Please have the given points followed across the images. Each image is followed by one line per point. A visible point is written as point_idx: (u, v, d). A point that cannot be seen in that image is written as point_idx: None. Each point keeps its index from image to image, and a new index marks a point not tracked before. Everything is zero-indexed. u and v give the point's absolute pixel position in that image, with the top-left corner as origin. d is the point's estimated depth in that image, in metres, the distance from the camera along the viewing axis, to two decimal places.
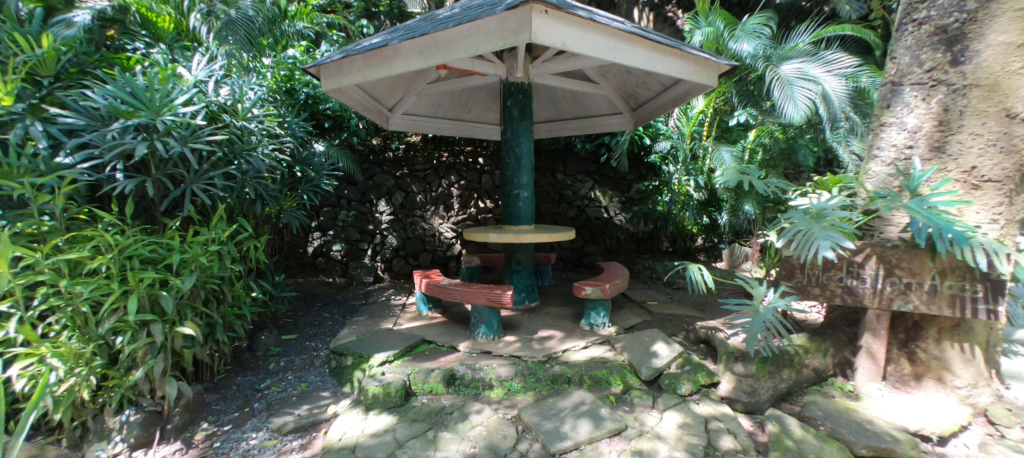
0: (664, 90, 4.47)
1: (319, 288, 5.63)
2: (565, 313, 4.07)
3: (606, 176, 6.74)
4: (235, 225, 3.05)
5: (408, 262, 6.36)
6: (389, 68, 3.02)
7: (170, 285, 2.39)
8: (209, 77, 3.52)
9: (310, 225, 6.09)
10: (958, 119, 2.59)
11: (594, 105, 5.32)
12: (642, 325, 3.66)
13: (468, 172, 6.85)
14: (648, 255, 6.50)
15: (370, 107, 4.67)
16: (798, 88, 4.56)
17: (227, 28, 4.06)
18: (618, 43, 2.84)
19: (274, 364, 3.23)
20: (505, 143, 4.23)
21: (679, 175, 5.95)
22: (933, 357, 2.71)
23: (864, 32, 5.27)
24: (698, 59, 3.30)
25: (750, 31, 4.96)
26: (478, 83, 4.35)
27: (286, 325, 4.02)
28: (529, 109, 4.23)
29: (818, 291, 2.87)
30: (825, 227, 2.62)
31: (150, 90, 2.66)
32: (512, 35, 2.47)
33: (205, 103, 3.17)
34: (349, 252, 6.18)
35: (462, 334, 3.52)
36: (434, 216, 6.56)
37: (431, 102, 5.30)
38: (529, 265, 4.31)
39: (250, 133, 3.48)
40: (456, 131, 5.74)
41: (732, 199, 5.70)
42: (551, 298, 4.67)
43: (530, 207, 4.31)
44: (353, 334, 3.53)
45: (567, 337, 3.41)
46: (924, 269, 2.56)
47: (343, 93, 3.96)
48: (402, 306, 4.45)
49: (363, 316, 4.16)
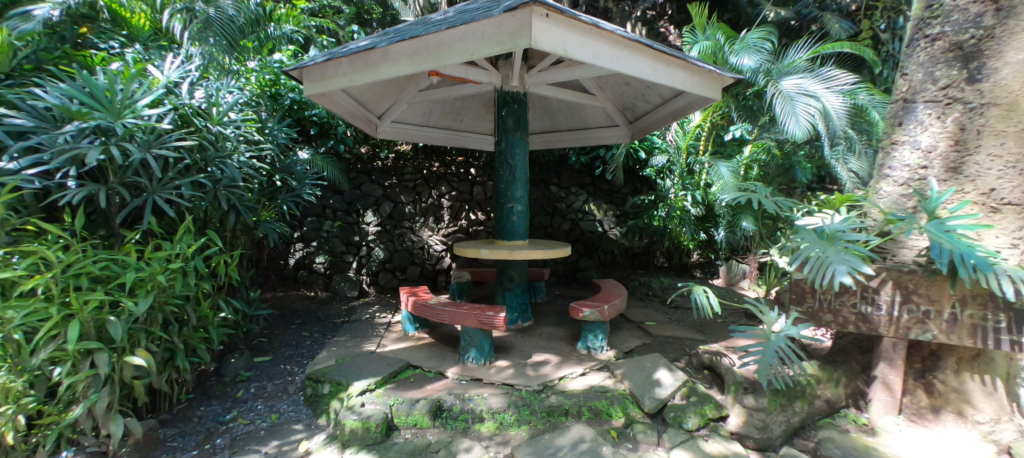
0: (663, 103, 4.33)
1: (299, 303, 5.30)
2: (560, 335, 3.86)
3: (600, 189, 6.64)
4: (203, 239, 2.81)
5: (395, 275, 6.07)
6: (377, 72, 2.82)
7: (121, 308, 2.16)
8: (182, 79, 3.36)
9: (292, 236, 5.83)
10: (976, 139, 2.47)
11: (590, 117, 5.17)
12: (642, 348, 3.47)
13: (460, 183, 6.67)
14: (643, 270, 6.34)
15: (358, 114, 4.47)
16: (799, 103, 4.47)
17: (207, 28, 3.82)
18: (621, 52, 2.68)
19: (243, 392, 2.96)
20: (500, 155, 4.04)
21: (676, 189, 5.86)
22: (952, 389, 2.56)
23: (864, 51, 5.19)
24: (702, 72, 3.17)
25: (750, 46, 4.89)
26: (470, 92, 4.17)
27: (261, 345, 3.74)
28: (525, 119, 4.06)
29: (830, 318, 2.70)
30: (840, 251, 2.45)
31: (110, 90, 2.44)
32: (511, 39, 2.30)
33: (175, 106, 2.96)
34: (333, 265, 5.90)
35: (451, 358, 3.29)
36: (423, 228, 6.32)
37: (422, 111, 5.11)
38: (522, 283, 4.11)
39: (224, 138, 3.25)
40: (447, 141, 5.57)
41: (730, 215, 5.54)
42: (544, 317, 4.45)
43: (525, 221, 4.11)
44: (332, 358, 3.27)
45: (563, 362, 3.20)
46: (943, 297, 2.41)
47: (329, 98, 3.73)
48: (386, 325, 4.20)
49: (344, 336, 3.90)
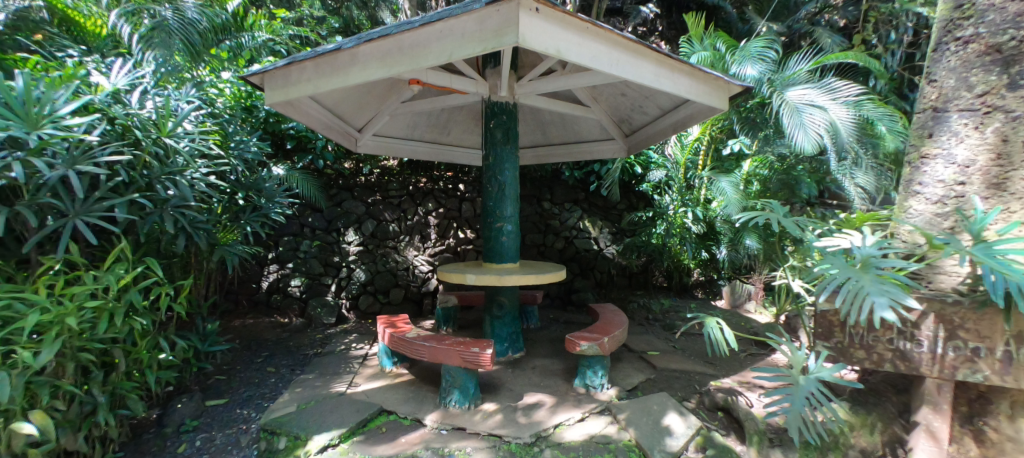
0: (662, 115, 4.04)
1: (269, 331, 4.85)
2: (554, 368, 3.49)
3: (595, 205, 6.39)
4: (138, 269, 2.45)
5: (377, 299, 5.64)
6: (344, 77, 2.49)
7: (15, 359, 1.83)
8: (132, 87, 3.09)
9: (267, 257, 5.44)
10: (1021, 152, 2.18)
11: (584, 130, 4.88)
12: (647, 385, 3.11)
13: (447, 199, 6.33)
14: (641, 291, 5.99)
15: (335, 126, 4.13)
16: (807, 115, 4.21)
17: (165, 32, 3.54)
18: (622, 55, 2.38)
19: (186, 447, 2.56)
20: (488, 170, 3.71)
21: (676, 205, 5.46)
22: (1007, 438, 2.18)
23: (870, 62, 4.96)
24: (708, 79, 2.87)
25: (752, 55, 4.67)
26: (455, 103, 3.87)
27: (216, 385, 3.33)
28: (515, 132, 3.75)
29: (863, 356, 2.34)
30: (876, 279, 2.11)
31: (28, 99, 2.13)
32: (494, 37, 1.99)
33: (113, 116, 2.64)
34: (309, 289, 5.48)
35: (430, 401, 2.90)
36: (408, 247, 5.94)
37: (406, 123, 4.79)
38: (513, 310, 3.75)
39: (174, 152, 2.91)
40: (433, 156, 5.25)
41: (732, 232, 5.28)
42: (536, 346, 4.07)
43: (515, 242, 3.76)
44: (294, 403, 2.91)
45: (558, 404, 2.81)
46: (995, 332, 2.05)
47: (299, 108, 3.39)
48: (362, 358, 3.79)
49: (312, 374, 3.49)
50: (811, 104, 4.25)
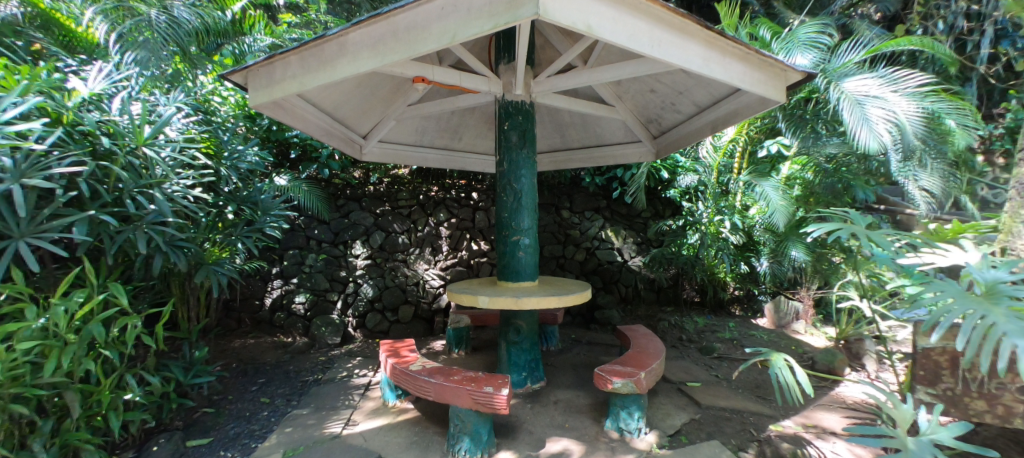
0: (697, 114, 3.57)
1: (269, 353, 4.52)
2: (580, 403, 3.04)
3: (617, 213, 5.95)
4: (100, 297, 2.13)
5: (385, 317, 5.25)
6: (333, 71, 2.11)
7: None
8: (109, 92, 2.80)
9: (270, 272, 5.20)
10: None
11: (608, 133, 4.45)
12: (692, 429, 2.63)
13: (460, 209, 5.96)
14: (671, 308, 5.46)
15: (336, 132, 3.80)
16: (871, 108, 3.67)
17: (149, 31, 3.28)
18: (665, 34, 1.95)
19: None
20: (502, 177, 3.30)
21: (710, 213, 4.91)
22: None
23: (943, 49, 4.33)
24: (763, 66, 2.42)
25: (802, 42, 4.18)
26: (465, 104, 3.50)
27: (202, 421, 2.99)
28: (532, 134, 3.35)
29: (983, 408, 1.86)
30: (1013, 315, 1.59)
31: None
32: (507, 10, 1.60)
33: (78, 122, 2.34)
34: (314, 306, 5.15)
35: (436, 448, 2.48)
36: (418, 260, 5.57)
37: (414, 128, 4.43)
38: (532, 335, 3.31)
39: (153, 162, 2.61)
40: (444, 164, 4.89)
41: (774, 242, 4.76)
42: (559, 374, 3.62)
43: (533, 258, 3.34)
44: (280, 449, 2.53)
45: (588, 454, 2.37)
46: None
47: (293, 113, 3.03)
48: (363, 389, 3.40)
49: (306, 409, 3.10)
50: (874, 97, 3.70)
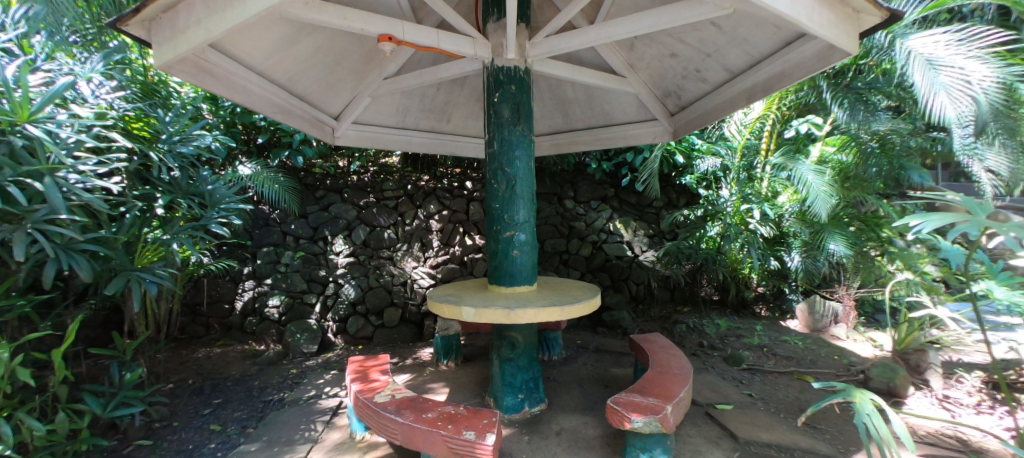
0: (728, 81, 2.94)
1: (234, 365, 3.99)
2: (589, 435, 2.48)
3: (626, 202, 5.37)
4: None
5: (369, 321, 4.71)
6: (240, 8, 1.54)
7: None
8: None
9: (241, 272, 4.68)
10: None
11: (617, 110, 3.83)
12: None
13: (453, 200, 5.37)
14: (687, 308, 4.88)
15: (300, 111, 3.20)
16: (946, 70, 3.08)
17: None
18: None
19: None
20: (493, 160, 2.71)
21: (735, 202, 4.31)
22: None
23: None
24: (834, 2, 1.81)
25: None
26: (449, 75, 2.91)
27: None
28: (528, 108, 2.75)
29: None
30: None
31: None
32: None
33: None
34: (289, 310, 4.62)
35: None
36: (405, 258, 5.02)
37: (394, 107, 3.83)
38: (529, 351, 2.74)
39: (42, 144, 2.07)
40: (433, 149, 4.29)
41: (809, 234, 4.16)
42: (563, 394, 3.05)
43: (531, 258, 2.76)
44: None
45: None
46: None
47: (232, 83, 2.43)
48: (329, 415, 2.86)
49: (256, 444, 2.56)
50: (947, 56, 3.09)
